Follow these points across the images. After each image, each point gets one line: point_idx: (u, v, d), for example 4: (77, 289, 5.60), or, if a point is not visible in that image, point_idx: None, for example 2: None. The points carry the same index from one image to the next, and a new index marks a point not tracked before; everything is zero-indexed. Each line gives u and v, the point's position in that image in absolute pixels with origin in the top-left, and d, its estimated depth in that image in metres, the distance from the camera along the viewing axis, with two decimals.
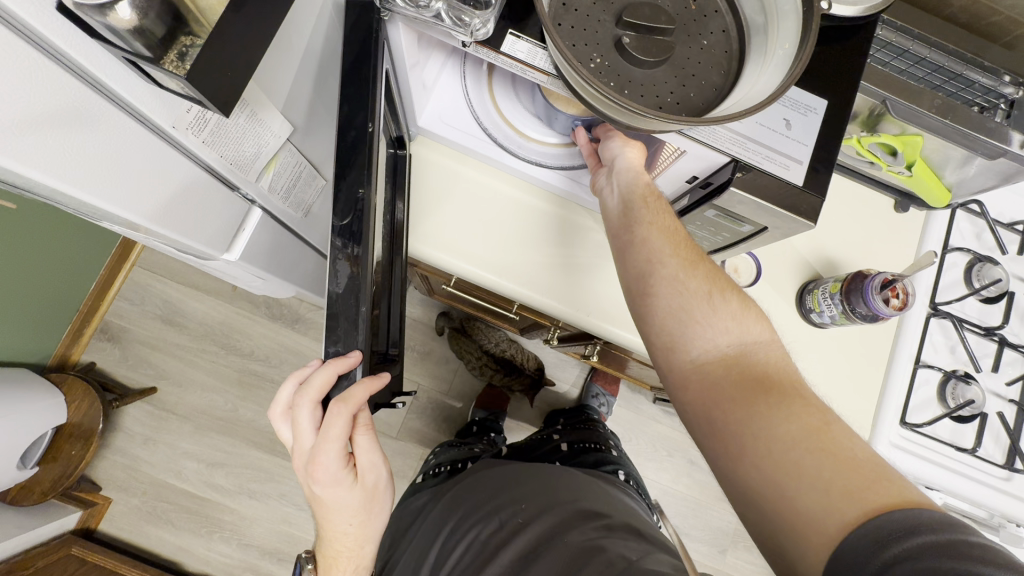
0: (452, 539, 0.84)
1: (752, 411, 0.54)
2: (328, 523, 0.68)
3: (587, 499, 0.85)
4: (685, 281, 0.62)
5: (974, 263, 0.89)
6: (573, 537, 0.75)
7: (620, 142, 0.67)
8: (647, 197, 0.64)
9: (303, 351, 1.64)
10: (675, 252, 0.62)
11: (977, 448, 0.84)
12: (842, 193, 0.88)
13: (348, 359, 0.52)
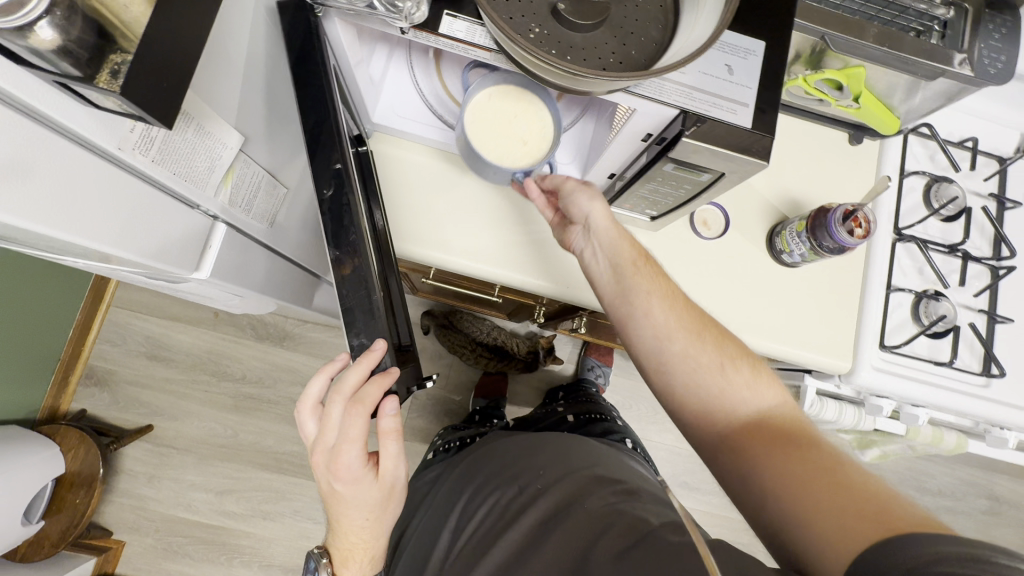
0: (470, 507, 0.85)
1: (771, 456, 0.57)
2: (343, 518, 0.68)
3: (604, 466, 0.86)
4: (691, 346, 0.67)
5: (931, 185, 0.92)
6: (593, 495, 0.76)
7: (588, 203, 0.73)
8: (635, 270, 0.71)
9: (295, 367, 1.63)
10: (680, 324, 0.68)
11: (953, 360, 0.88)
12: (798, 133, 0.90)
13: (375, 349, 0.61)
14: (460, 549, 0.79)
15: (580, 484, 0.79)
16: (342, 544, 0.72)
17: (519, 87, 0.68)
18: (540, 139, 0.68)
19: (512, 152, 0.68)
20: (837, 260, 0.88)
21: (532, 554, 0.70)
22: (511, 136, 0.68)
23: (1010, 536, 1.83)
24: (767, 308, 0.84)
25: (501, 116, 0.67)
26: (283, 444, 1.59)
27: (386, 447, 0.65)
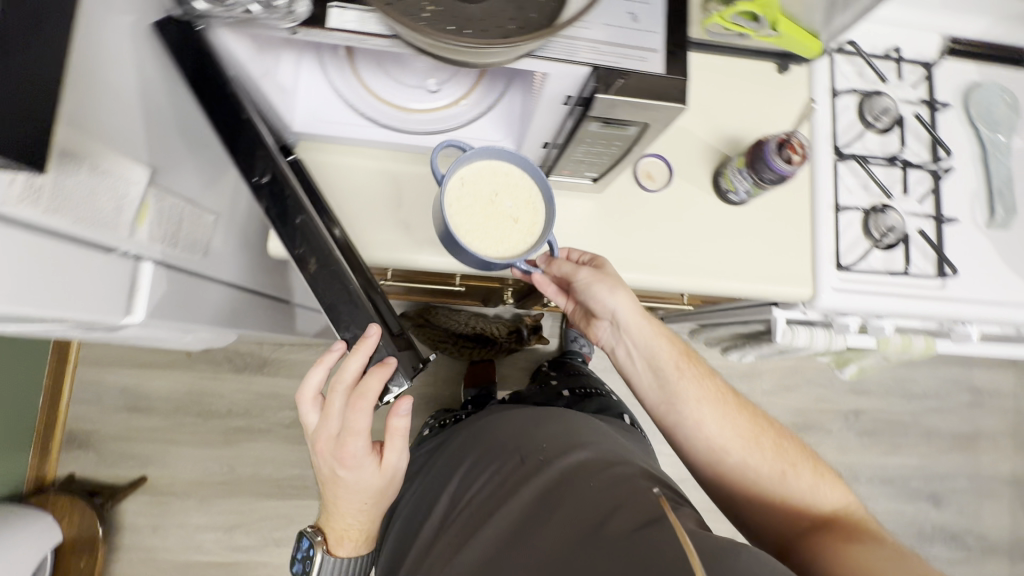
0: (467, 484, 0.89)
1: (827, 541, 0.69)
2: (342, 496, 0.74)
3: (611, 441, 0.91)
4: (744, 437, 0.79)
5: (863, 102, 0.93)
6: (608, 468, 0.80)
7: (614, 298, 0.78)
8: (685, 378, 0.82)
9: (280, 391, 1.61)
10: (736, 434, 0.80)
11: (908, 267, 0.90)
12: (727, 70, 0.90)
13: (371, 340, 0.67)
14: (457, 521, 0.82)
15: (594, 457, 0.84)
16: (340, 518, 0.78)
17: (494, 161, 0.70)
18: (528, 211, 0.70)
19: (506, 230, 0.69)
20: (783, 191, 0.88)
21: (537, 518, 0.74)
22: (496, 213, 0.69)
23: (994, 423, 1.92)
24: (722, 250, 0.85)
25: (484, 198, 0.69)
26: (283, 470, 1.58)
27: (387, 439, 0.71)
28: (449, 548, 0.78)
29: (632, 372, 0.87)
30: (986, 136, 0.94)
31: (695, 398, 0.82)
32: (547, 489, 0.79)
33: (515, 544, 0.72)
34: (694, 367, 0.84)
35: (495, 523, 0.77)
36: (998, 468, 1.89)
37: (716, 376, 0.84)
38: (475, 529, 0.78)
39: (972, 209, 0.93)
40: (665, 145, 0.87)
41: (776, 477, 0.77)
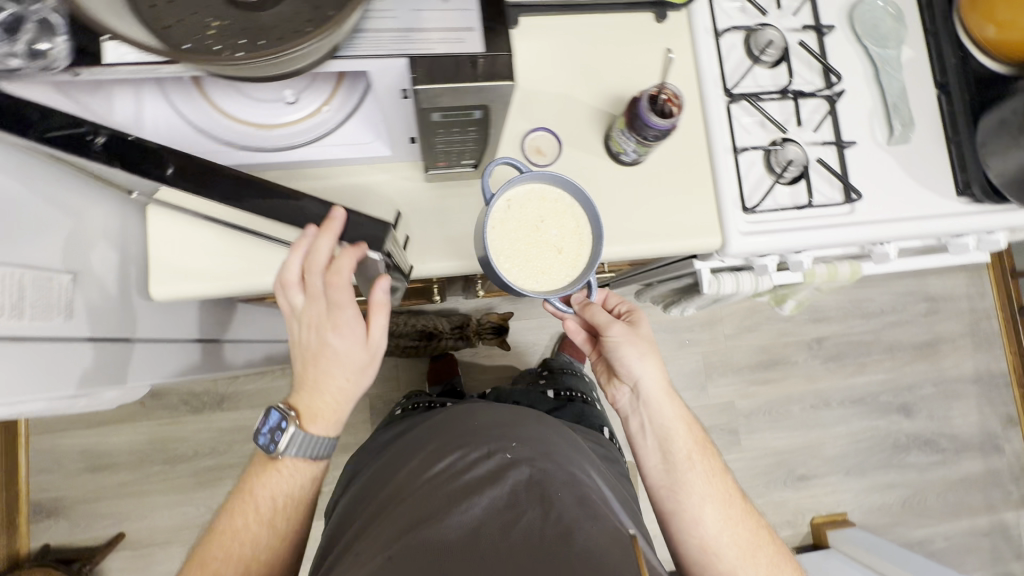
0: (427, 476, 0.87)
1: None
2: (322, 376, 0.69)
3: (598, 471, 0.94)
4: (740, 543, 0.85)
5: (748, 39, 0.91)
6: (580, 491, 0.81)
7: (643, 371, 0.88)
8: (692, 463, 0.89)
9: (244, 424, 1.59)
10: (733, 531, 0.86)
11: (813, 200, 0.89)
12: (603, 29, 0.87)
13: (335, 217, 0.64)
14: (407, 506, 0.81)
15: (568, 474, 0.84)
16: (314, 397, 0.70)
17: (542, 185, 0.74)
18: (572, 242, 0.74)
19: (549, 261, 0.73)
20: (679, 143, 0.87)
21: (493, 530, 0.74)
22: (540, 241, 0.73)
23: (951, 326, 1.96)
24: (625, 215, 0.85)
25: (529, 222, 0.73)
26: None
27: (372, 309, 0.67)
28: (393, 530, 0.77)
29: (642, 448, 0.92)
30: (875, 52, 0.93)
31: (699, 483, 0.88)
32: (513, 499, 0.79)
33: (463, 553, 0.71)
34: (708, 461, 0.90)
35: (447, 521, 0.76)
36: (962, 369, 1.95)
37: (730, 477, 0.90)
38: (424, 519, 0.77)
39: (870, 128, 0.92)
40: (552, 117, 0.84)
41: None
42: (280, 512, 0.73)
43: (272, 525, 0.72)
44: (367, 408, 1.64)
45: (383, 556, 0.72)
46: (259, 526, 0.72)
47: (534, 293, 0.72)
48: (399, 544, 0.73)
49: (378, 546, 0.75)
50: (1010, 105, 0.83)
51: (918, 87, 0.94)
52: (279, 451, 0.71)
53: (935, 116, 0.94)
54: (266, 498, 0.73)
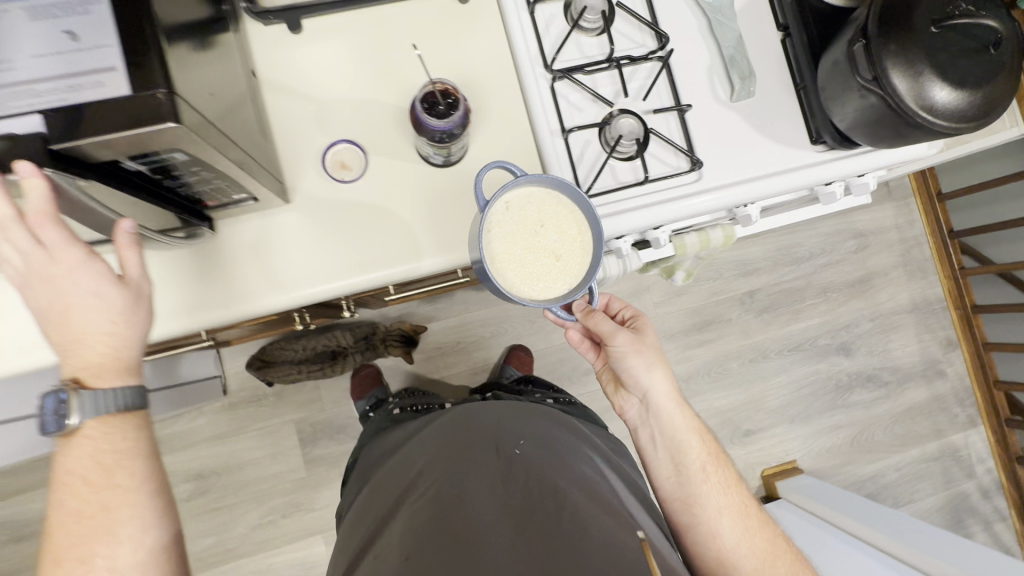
0: (439, 464, 0.87)
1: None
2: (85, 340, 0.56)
3: (604, 463, 0.97)
4: (760, 556, 0.81)
5: (567, 4, 0.83)
6: (584, 479, 0.85)
7: (650, 381, 0.86)
8: (704, 471, 0.86)
9: (168, 470, 1.54)
10: (749, 542, 0.82)
11: (647, 174, 0.84)
12: (400, 20, 0.80)
13: None
14: (424, 497, 0.82)
15: (570, 464, 0.88)
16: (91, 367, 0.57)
17: (540, 189, 0.70)
18: (573, 249, 0.69)
19: (546, 267, 0.69)
20: (498, 135, 0.82)
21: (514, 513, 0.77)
22: (535, 247, 0.69)
23: (883, 258, 1.93)
24: (448, 221, 0.79)
25: (529, 227, 0.69)
26: (198, 543, 1.54)
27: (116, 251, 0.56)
28: (414, 520, 0.78)
29: (654, 460, 0.90)
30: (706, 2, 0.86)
31: (711, 494, 0.85)
32: (528, 487, 0.81)
33: (485, 537, 0.73)
34: (721, 472, 0.87)
35: (467, 510, 0.78)
36: (897, 300, 1.93)
37: (744, 490, 0.87)
38: (443, 509, 0.78)
39: (710, 85, 0.86)
40: (354, 126, 0.78)
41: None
42: (117, 468, 0.57)
43: (114, 486, 0.56)
44: (294, 434, 1.60)
45: (406, 548, 0.73)
46: (105, 492, 0.56)
47: (529, 301, 0.67)
48: (421, 534, 0.75)
49: (402, 538, 0.75)
50: (838, 44, 0.77)
51: (757, 32, 0.88)
52: (74, 420, 0.55)
53: (780, 62, 0.88)
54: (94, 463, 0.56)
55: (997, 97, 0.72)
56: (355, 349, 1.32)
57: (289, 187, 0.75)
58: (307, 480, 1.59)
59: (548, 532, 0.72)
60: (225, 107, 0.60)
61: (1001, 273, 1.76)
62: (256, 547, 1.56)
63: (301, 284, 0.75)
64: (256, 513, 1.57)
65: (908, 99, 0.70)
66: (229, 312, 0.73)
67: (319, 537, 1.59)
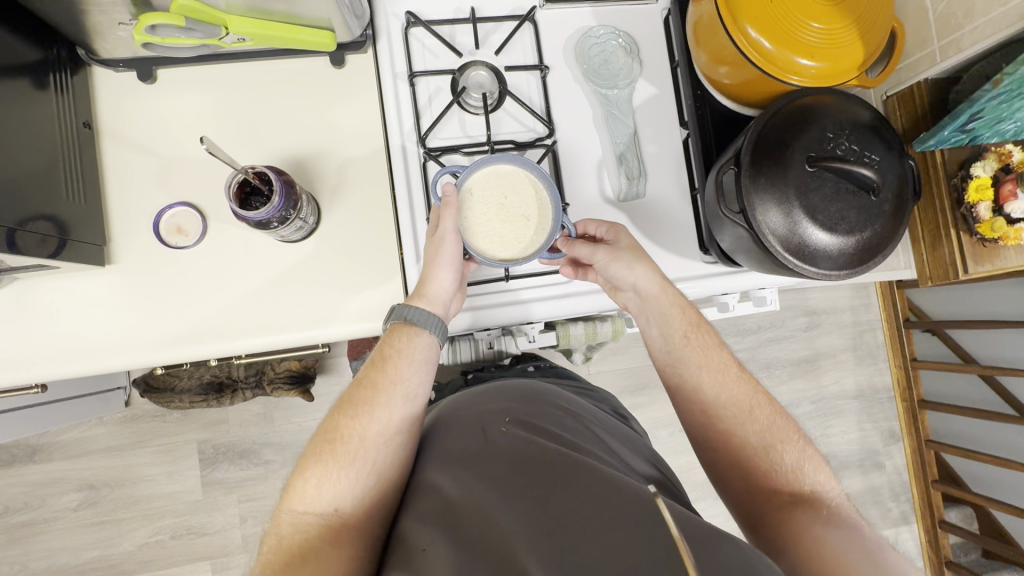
0: (437, 445, 0.69)
1: (801, 520, 0.61)
2: (399, 373, 0.69)
3: (604, 420, 0.78)
4: (741, 401, 0.71)
5: (453, 77, 0.78)
6: (586, 445, 0.65)
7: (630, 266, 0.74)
8: (688, 335, 0.75)
9: (58, 477, 1.49)
10: (734, 394, 0.71)
11: (510, 272, 0.80)
12: (269, 80, 0.75)
13: None
14: (429, 480, 0.64)
15: (570, 429, 0.69)
16: (401, 363, 0.70)
17: (486, 166, 0.69)
18: (536, 208, 0.69)
19: (520, 230, 0.69)
20: (361, 210, 0.77)
21: (520, 475, 0.58)
22: (499, 217, 0.69)
23: (833, 339, 1.86)
24: (287, 301, 0.74)
25: (492, 201, 0.69)
26: (79, 555, 1.49)
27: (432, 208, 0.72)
28: (423, 511, 0.59)
29: (648, 332, 0.77)
30: (603, 93, 0.81)
31: (689, 363, 0.74)
32: (530, 443, 0.63)
33: (500, 509, 0.55)
34: (705, 337, 0.75)
35: (473, 484, 0.59)
36: (843, 385, 1.87)
37: (729, 353, 0.75)
38: (451, 489, 0.60)
39: (598, 179, 0.81)
40: (198, 188, 0.73)
41: (761, 436, 0.68)
42: None
43: None
44: (194, 454, 1.54)
45: (420, 536, 0.56)
46: None
47: (517, 262, 0.68)
48: (429, 516, 0.58)
49: (414, 531, 0.57)
50: (719, 163, 0.73)
51: (657, 128, 0.83)
52: None
53: (678, 162, 0.83)
54: (301, 495, 0.62)
55: (875, 244, 0.67)
56: (245, 384, 1.27)
57: (115, 248, 0.72)
58: (202, 503, 1.53)
59: (560, 490, 0.55)
60: (16, 187, 0.59)
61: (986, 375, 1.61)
62: (139, 567, 1.50)
63: (119, 353, 0.71)
64: (144, 531, 1.51)
65: (775, 237, 0.65)
66: (29, 373, 0.70)
67: (206, 564, 1.52)
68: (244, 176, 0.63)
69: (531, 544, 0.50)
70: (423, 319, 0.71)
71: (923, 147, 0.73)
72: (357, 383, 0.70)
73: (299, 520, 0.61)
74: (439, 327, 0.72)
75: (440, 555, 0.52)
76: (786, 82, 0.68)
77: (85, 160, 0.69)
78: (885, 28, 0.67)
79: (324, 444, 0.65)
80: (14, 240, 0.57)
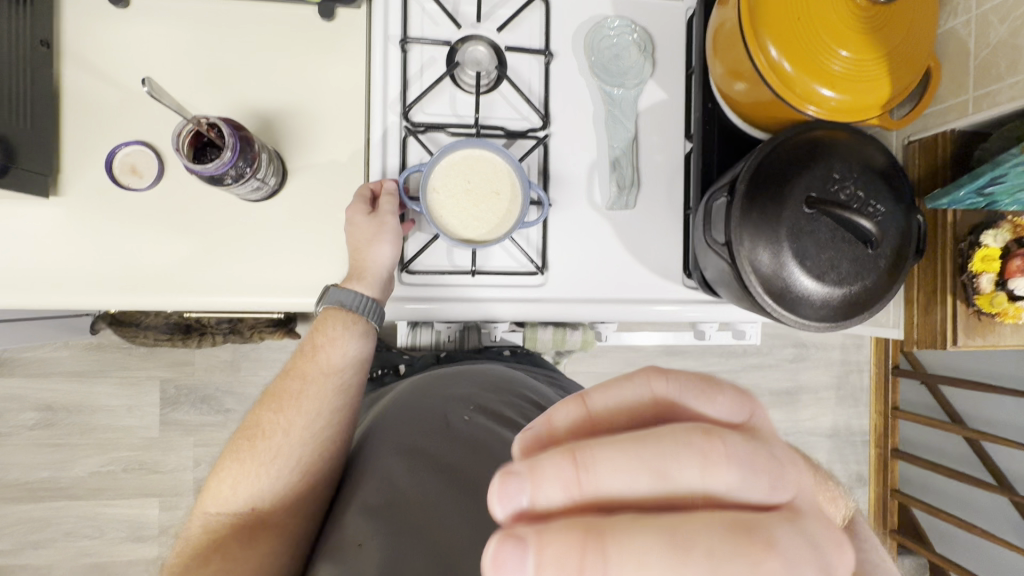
0: (390, 424, 0.68)
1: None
2: (331, 363, 0.68)
3: (561, 404, 0.77)
4: None
5: (450, 48, 0.72)
6: None
7: None
8: None
9: (18, 392, 1.49)
10: None
11: (478, 266, 0.74)
12: (251, 21, 0.70)
13: None
14: (379, 464, 0.63)
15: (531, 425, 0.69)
16: (333, 352, 0.68)
17: (444, 159, 0.65)
18: (505, 182, 0.65)
19: (493, 208, 0.65)
20: (330, 175, 0.72)
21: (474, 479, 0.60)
22: (468, 199, 0.65)
23: (818, 376, 1.79)
24: (239, 262, 0.71)
25: (460, 191, 0.65)
26: (31, 474, 1.49)
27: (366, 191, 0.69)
28: (368, 500, 0.59)
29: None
30: (608, 90, 0.76)
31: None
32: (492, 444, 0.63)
33: (451, 517, 0.57)
34: None
35: (427, 479, 0.60)
36: (818, 422, 1.79)
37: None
38: (403, 479, 0.60)
39: (588, 183, 0.76)
40: (159, 128, 0.69)
41: None
42: None
43: None
44: (156, 391, 1.52)
45: (363, 529, 0.56)
46: None
47: (498, 239, 0.65)
48: (377, 508, 0.58)
49: (355, 523, 0.58)
50: (715, 185, 0.67)
51: (661, 136, 0.77)
52: None
53: (676, 176, 0.78)
54: (216, 494, 0.63)
55: (863, 299, 0.62)
56: (215, 330, 1.19)
57: (65, 180, 0.68)
58: (157, 441, 1.52)
59: None
60: None
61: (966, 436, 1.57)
62: (88, 494, 1.51)
63: (59, 291, 0.68)
64: (96, 460, 1.51)
65: (757, 276, 0.60)
66: None
67: (155, 501, 1.53)
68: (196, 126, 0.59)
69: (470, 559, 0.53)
70: (356, 302, 0.68)
71: (934, 206, 0.68)
72: (287, 374, 0.69)
73: (215, 516, 0.62)
74: (374, 311, 0.69)
75: (377, 558, 0.53)
76: (801, 112, 0.62)
77: (39, 80, 0.65)
78: (918, 67, 0.61)
79: (245, 439, 0.65)
80: None
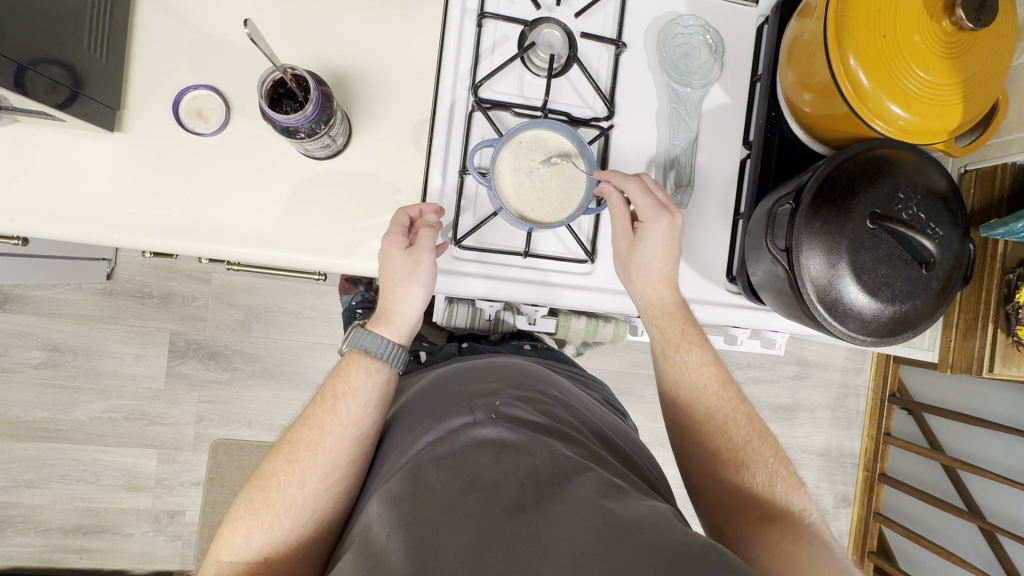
0: (416, 420, 0.64)
1: (774, 540, 0.59)
2: (350, 414, 0.64)
3: (594, 412, 0.74)
4: (716, 412, 0.69)
5: (523, 28, 0.72)
6: (579, 436, 0.61)
7: (652, 232, 0.69)
8: (663, 315, 0.71)
9: (25, 330, 1.47)
10: (713, 394, 0.70)
11: (530, 249, 0.74)
12: None
13: None
14: (407, 458, 0.59)
15: (560, 420, 0.63)
16: (355, 402, 0.64)
17: (512, 140, 0.66)
18: (567, 169, 0.67)
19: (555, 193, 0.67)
20: (393, 142, 0.72)
21: (503, 473, 0.54)
22: (549, 185, 0.67)
23: (816, 396, 1.80)
24: (292, 221, 0.70)
25: (526, 173, 0.66)
26: (32, 412, 1.48)
27: (399, 221, 0.67)
28: (392, 490, 0.54)
29: (632, 290, 0.73)
30: (675, 88, 0.76)
31: (667, 368, 0.72)
32: (521, 433, 0.57)
33: (475, 511, 0.51)
34: (685, 334, 0.71)
35: (452, 470, 0.54)
36: (812, 440, 1.81)
37: (711, 367, 0.71)
38: (427, 468, 0.55)
39: (644, 177, 0.77)
40: (229, 76, 0.68)
41: (734, 452, 0.67)
42: None
43: None
44: (164, 343, 1.51)
45: (387, 525, 0.51)
46: None
47: (562, 222, 0.67)
48: (399, 499, 0.53)
49: (381, 514, 0.53)
50: (775, 194, 0.69)
51: (719, 139, 0.78)
52: None
53: (729, 182, 0.79)
54: (228, 543, 0.59)
55: (910, 319, 0.64)
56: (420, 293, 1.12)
57: (128, 118, 0.68)
58: (161, 392, 1.52)
59: (544, 500, 0.52)
60: (31, 23, 0.54)
61: (952, 466, 1.61)
62: (87, 438, 1.50)
63: (109, 229, 0.67)
64: (98, 405, 1.50)
65: (813, 287, 0.61)
66: (12, 225, 0.66)
67: (153, 452, 1.52)
68: (280, 75, 0.59)
69: (501, 555, 0.47)
70: (383, 345, 0.66)
71: (989, 234, 0.70)
72: (303, 421, 0.64)
73: (225, 568, 0.59)
74: (398, 355, 0.67)
75: (401, 551, 0.48)
76: (870, 128, 0.62)
77: (115, 13, 0.64)
78: (991, 96, 0.62)
79: (256, 491, 0.60)
80: (22, 80, 0.53)
